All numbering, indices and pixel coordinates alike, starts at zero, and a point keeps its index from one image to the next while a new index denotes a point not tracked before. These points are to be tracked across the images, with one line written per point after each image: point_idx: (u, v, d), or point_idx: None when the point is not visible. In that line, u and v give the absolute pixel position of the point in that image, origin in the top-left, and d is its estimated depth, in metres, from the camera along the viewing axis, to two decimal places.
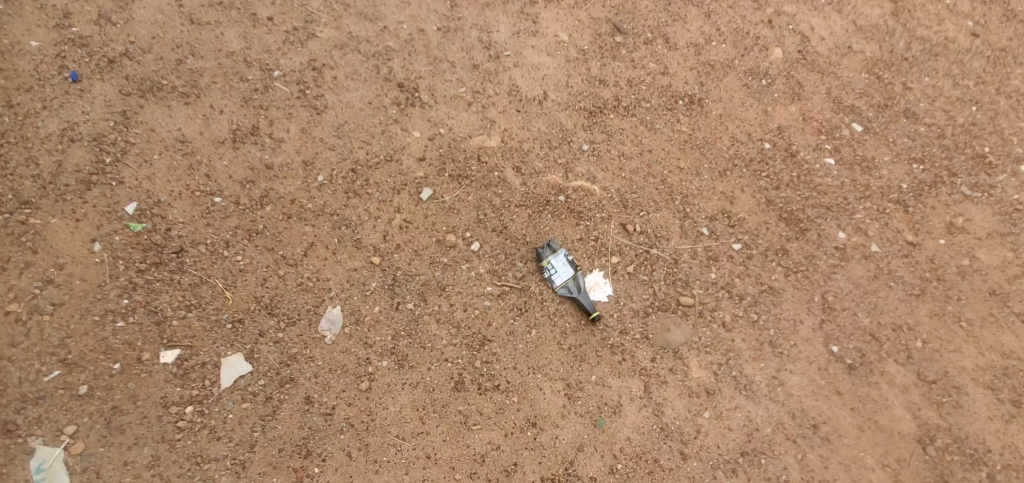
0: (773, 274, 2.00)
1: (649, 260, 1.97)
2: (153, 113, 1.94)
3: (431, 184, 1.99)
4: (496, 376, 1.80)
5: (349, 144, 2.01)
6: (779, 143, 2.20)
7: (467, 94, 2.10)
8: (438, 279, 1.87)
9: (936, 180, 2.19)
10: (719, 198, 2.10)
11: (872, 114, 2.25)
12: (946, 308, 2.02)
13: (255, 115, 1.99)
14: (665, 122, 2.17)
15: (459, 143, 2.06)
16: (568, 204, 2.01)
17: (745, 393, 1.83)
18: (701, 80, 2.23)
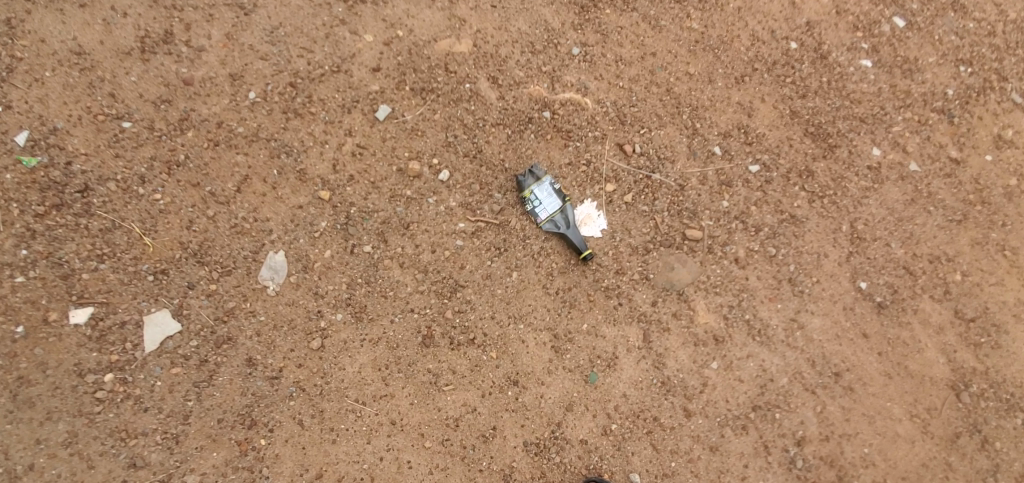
0: (796, 201, 1.70)
1: (650, 186, 1.67)
2: (37, 17, 1.54)
3: (388, 100, 1.64)
4: (471, 327, 1.55)
5: (285, 52, 1.62)
6: (807, 42, 1.83)
7: None
8: (400, 216, 1.57)
9: (985, 86, 1.85)
10: (734, 110, 1.77)
11: (917, 6, 1.86)
12: (990, 235, 1.75)
13: (166, 17, 1.59)
14: (672, 18, 1.77)
15: (421, 49, 1.67)
16: (553, 121, 1.68)
17: (759, 339, 1.59)
18: None
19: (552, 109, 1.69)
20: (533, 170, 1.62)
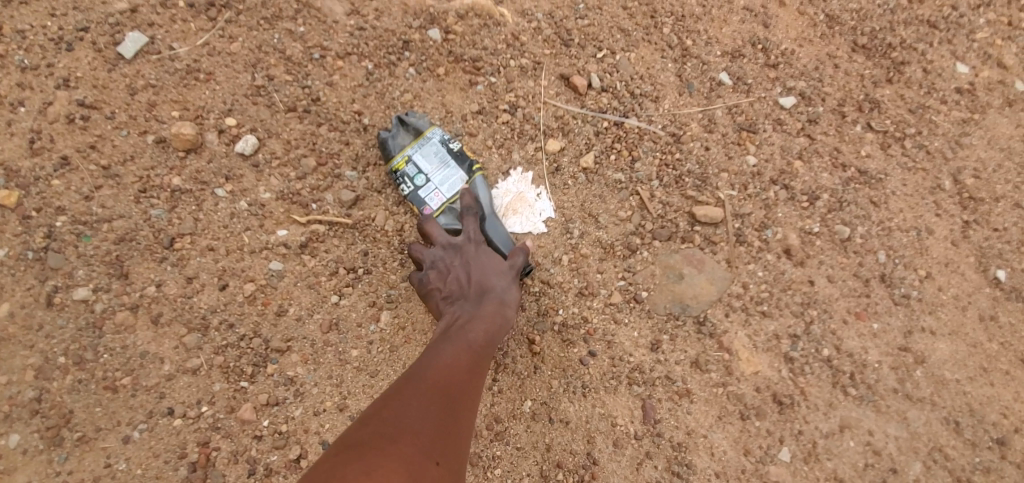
0: (861, 147, 1.03)
1: (622, 141, 0.97)
2: None
3: (143, 22, 0.91)
4: (295, 435, 0.81)
5: None
6: None
7: None
8: (156, 226, 0.82)
9: None
10: (742, 18, 1.09)
11: None
12: None
13: None
14: None
15: None
16: (447, 44, 0.97)
17: (853, 393, 0.87)
18: None
19: (444, 27, 0.97)
20: (409, 121, 0.91)
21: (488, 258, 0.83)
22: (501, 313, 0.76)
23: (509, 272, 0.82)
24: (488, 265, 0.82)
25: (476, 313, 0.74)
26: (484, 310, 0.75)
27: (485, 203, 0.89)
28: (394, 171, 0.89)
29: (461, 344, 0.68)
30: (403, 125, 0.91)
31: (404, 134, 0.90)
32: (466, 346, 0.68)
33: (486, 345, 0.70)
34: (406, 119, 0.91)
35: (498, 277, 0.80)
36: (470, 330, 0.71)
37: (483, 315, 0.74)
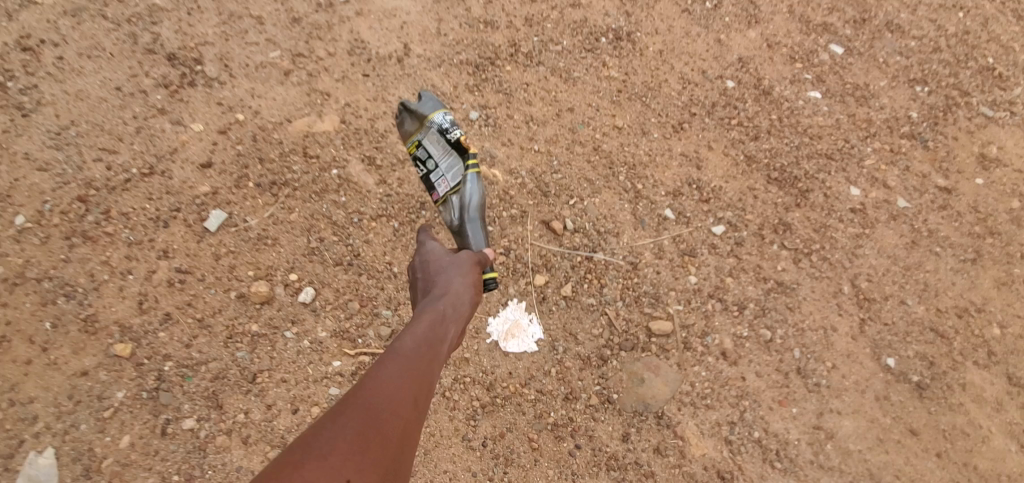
0: (778, 263, 1.33)
1: (594, 272, 1.26)
2: None
3: (224, 202, 1.20)
4: None
5: (75, 158, 1.21)
6: (744, 80, 1.62)
7: (283, 60, 1.40)
8: (242, 366, 1.08)
9: (949, 103, 1.74)
10: (679, 162, 1.44)
11: (850, 31, 1.83)
12: (1013, 272, 1.44)
13: None
14: (585, 70, 1.55)
15: (270, 133, 1.29)
16: None
17: (780, 465, 1.13)
18: (625, 9, 1.68)
19: None
20: (422, 104, 1.09)
21: (441, 257, 0.90)
22: (460, 301, 0.82)
23: (465, 264, 0.89)
24: (444, 262, 0.89)
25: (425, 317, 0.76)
26: (440, 300, 0.80)
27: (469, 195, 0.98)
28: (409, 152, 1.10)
29: (420, 330, 0.73)
30: (417, 108, 1.09)
31: (416, 117, 1.10)
32: (421, 330, 0.73)
33: (443, 330, 0.76)
34: (420, 105, 1.09)
35: (453, 270, 0.87)
36: (424, 318, 0.75)
37: (439, 305, 0.79)
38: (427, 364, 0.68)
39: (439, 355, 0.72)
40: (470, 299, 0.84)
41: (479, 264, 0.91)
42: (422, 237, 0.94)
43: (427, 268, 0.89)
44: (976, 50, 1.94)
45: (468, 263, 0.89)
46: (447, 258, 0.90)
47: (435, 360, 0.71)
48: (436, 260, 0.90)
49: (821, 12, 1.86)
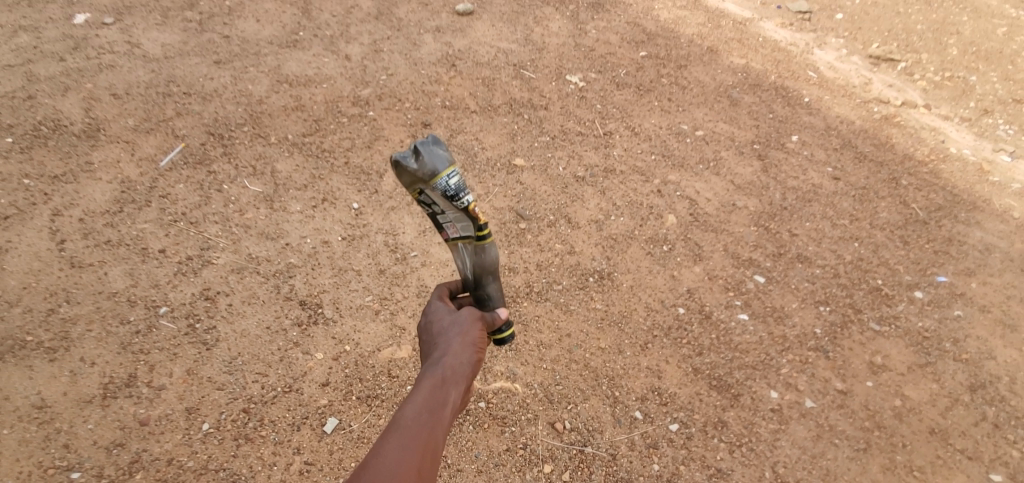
0: (718, 453, 1.91)
1: (584, 460, 1.88)
2: (8, 376, 1.80)
3: (335, 411, 1.82)
4: None
5: (241, 380, 1.85)
6: (691, 306, 2.32)
7: (374, 303, 2.11)
8: None
9: (846, 319, 2.39)
10: (645, 374, 2.09)
11: (770, 263, 2.55)
12: (896, 459, 1.97)
13: (133, 360, 1.85)
14: (578, 303, 2.29)
15: (366, 359, 1.95)
16: (488, 410, 1.98)
17: None
18: (606, 254, 2.46)
19: (486, 400, 2.00)
20: (425, 168, 1.08)
21: (442, 323, 1.14)
22: (456, 362, 1.05)
23: (460, 327, 1.11)
24: (445, 327, 1.12)
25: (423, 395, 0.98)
26: (436, 367, 1.03)
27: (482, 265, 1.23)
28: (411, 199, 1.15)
29: (417, 400, 0.96)
30: (421, 171, 1.08)
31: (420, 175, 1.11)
32: (419, 399, 0.97)
33: (439, 395, 0.99)
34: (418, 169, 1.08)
35: (449, 337, 1.09)
36: (422, 387, 0.99)
37: (434, 372, 1.02)
38: (426, 429, 0.92)
39: (439, 416, 0.96)
40: (464, 360, 1.06)
41: (479, 319, 1.15)
42: (432, 305, 1.20)
43: (434, 330, 1.14)
44: (868, 274, 2.60)
45: (464, 321, 1.13)
46: (448, 322, 1.13)
47: (433, 422, 0.94)
48: (439, 324, 1.14)
49: (748, 249, 2.59)
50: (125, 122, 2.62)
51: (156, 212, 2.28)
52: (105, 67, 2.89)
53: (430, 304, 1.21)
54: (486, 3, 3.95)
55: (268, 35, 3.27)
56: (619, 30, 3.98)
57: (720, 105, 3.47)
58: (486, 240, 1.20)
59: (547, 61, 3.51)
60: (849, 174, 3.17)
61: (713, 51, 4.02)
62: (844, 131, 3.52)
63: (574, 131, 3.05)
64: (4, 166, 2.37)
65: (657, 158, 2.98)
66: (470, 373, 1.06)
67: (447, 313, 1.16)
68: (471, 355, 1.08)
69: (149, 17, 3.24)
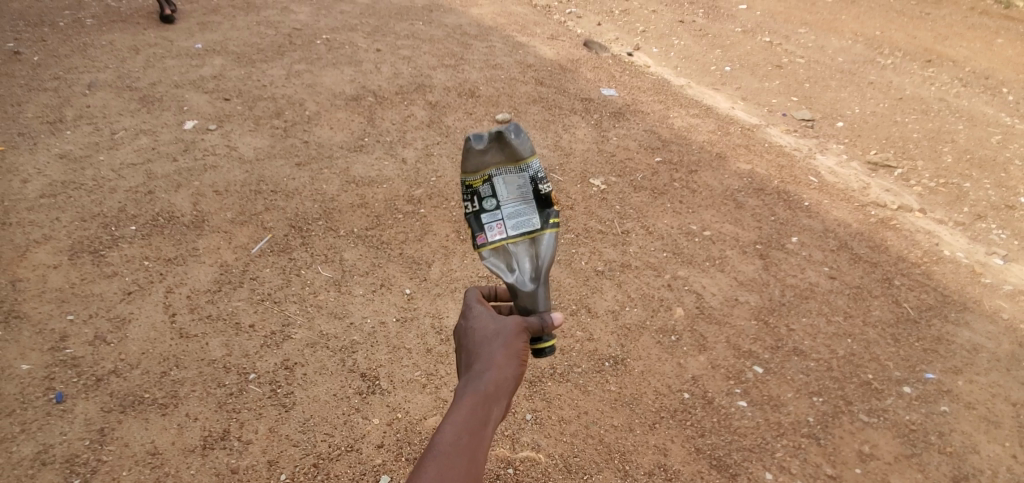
0: None
1: None
2: (128, 427, 2.22)
3: (387, 470, 2.19)
4: None
5: (313, 438, 2.25)
6: (695, 391, 2.67)
7: (422, 377, 2.50)
8: None
9: (837, 409, 2.67)
10: (652, 450, 2.43)
11: (767, 355, 2.88)
12: None
13: (227, 418, 2.28)
14: (596, 384, 2.67)
15: (414, 426, 2.33)
16: (515, 475, 2.33)
17: None
18: (620, 342, 2.86)
19: (514, 466, 2.36)
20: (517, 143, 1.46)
21: (486, 334, 1.29)
22: (499, 376, 1.20)
23: (503, 343, 1.27)
24: (489, 340, 1.28)
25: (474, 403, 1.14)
26: (482, 383, 1.17)
27: (540, 248, 1.50)
28: (480, 186, 1.47)
29: (464, 413, 1.10)
30: (512, 146, 1.45)
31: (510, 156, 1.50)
32: (465, 413, 1.11)
33: (484, 410, 1.13)
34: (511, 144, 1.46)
35: (495, 352, 1.25)
36: (468, 400, 1.13)
37: (479, 388, 1.16)
38: (473, 444, 1.07)
39: (484, 429, 1.11)
40: (505, 379, 1.21)
41: (521, 334, 1.31)
42: (476, 312, 1.36)
43: (478, 339, 1.29)
44: (859, 368, 2.88)
45: (507, 335, 1.29)
46: (492, 335, 1.29)
47: (478, 438, 1.08)
48: (483, 335, 1.29)
49: (747, 341, 2.93)
50: (225, 215, 3.19)
51: (247, 292, 2.78)
52: (209, 167, 3.52)
53: (475, 309, 1.37)
54: (522, 111, 4.50)
55: (339, 141, 3.90)
56: (637, 137, 4.37)
57: (726, 208, 3.78)
58: (551, 228, 1.51)
59: (573, 165, 4.00)
60: (846, 274, 3.41)
61: (721, 157, 4.27)
62: (842, 234, 3.70)
63: (595, 229, 3.50)
64: (129, 250, 2.93)
65: (669, 255, 3.38)
66: (508, 389, 1.21)
67: (491, 324, 1.32)
68: (511, 371, 1.23)
69: (244, 125, 3.92)
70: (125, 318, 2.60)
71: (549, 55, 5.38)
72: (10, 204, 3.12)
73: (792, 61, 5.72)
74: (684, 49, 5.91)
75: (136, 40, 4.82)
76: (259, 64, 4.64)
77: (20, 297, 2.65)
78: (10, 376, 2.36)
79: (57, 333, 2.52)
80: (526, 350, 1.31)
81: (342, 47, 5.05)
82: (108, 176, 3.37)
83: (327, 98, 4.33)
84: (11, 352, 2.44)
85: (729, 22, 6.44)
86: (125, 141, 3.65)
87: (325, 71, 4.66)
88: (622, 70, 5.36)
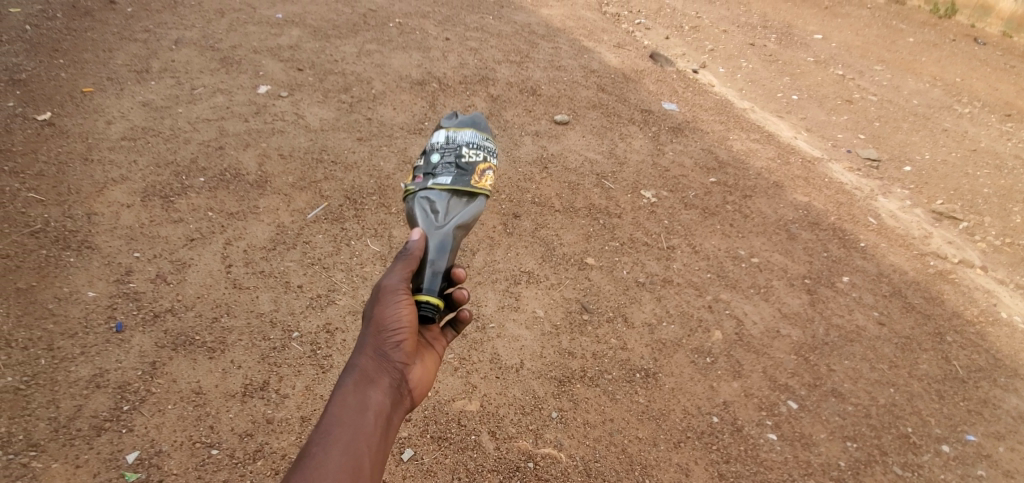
0: None
1: None
2: (177, 364, 2.35)
3: (412, 444, 2.37)
4: None
5: None
6: (724, 416, 2.63)
7: (454, 360, 2.68)
8: None
9: (871, 458, 2.58)
10: (674, 468, 2.41)
11: (804, 392, 2.80)
12: None
13: (268, 370, 2.39)
14: (624, 393, 2.66)
15: (442, 406, 2.51)
16: (535, 470, 2.35)
17: None
18: (654, 355, 2.84)
19: (535, 461, 2.38)
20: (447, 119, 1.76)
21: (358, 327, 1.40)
22: (372, 364, 1.33)
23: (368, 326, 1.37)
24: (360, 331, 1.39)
25: (353, 389, 1.27)
26: (352, 373, 1.30)
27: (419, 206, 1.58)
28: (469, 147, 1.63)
29: (335, 408, 1.23)
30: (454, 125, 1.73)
31: (450, 124, 1.71)
32: (342, 404, 1.24)
33: (358, 398, 1.26)
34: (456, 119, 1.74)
35: (363, 340, 1.36)
36: (340, 395, 1.25)
37: (350, 379, 1.29)
38: (345, 432, 1.19)
39: (364, 411, 1.25)
40: (375, 362, 1.33)
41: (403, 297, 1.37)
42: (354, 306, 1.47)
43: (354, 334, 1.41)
44: (899, 419, 2.77)
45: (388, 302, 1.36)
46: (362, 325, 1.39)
47: (353, 425, 1.21)
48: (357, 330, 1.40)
49: (784, 375, 2.86)
50: (287, 179, 3.32)
51: (299, 254, 2.88)
52: (276, 131, 3.66)
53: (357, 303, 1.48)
54: (580, 115, 4.51)
55: (400, 122, 3.99)
56: (692, 155, 4.31)
57: (777, 237, 3.69)
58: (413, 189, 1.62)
59: (626, 174, 3.98)
60: (896, 322, 3.27)
61: (778, 186, 4.16)
62: (897, 281, 3.55)
63: (641, 240, 3.47)
64: (195, 200, 3.08)
65: (712, 277, 3.32)
66: (386, 368, 1.34)
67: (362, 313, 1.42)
68: (384, 349, 1.35)
69: (313, 95, 4.06)
70: (185, 263, 2.74)
71: (613, 63, 5.36)
72: (94, 143, 3.33)
73: (864, 98, 5.53)
74: (753, 72, 5.78)
75: (222, 4, 5.04)
76: (333, 40, 4.79)
77: (93, 230, 2.83)
78: (77, 301, 2.52)
79: (122, 268, 2.68)
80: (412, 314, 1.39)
81: (413, 32, 5.16)
82: (184, 128, 3.55)
83: (393, 79, 4.44)
84: (81, 279, 2.60)
85: (802, 51, 6.26)
86: (202, 97, 3.83)
87: (393, 53, 4.77)
88: (685, 86, 5.29)
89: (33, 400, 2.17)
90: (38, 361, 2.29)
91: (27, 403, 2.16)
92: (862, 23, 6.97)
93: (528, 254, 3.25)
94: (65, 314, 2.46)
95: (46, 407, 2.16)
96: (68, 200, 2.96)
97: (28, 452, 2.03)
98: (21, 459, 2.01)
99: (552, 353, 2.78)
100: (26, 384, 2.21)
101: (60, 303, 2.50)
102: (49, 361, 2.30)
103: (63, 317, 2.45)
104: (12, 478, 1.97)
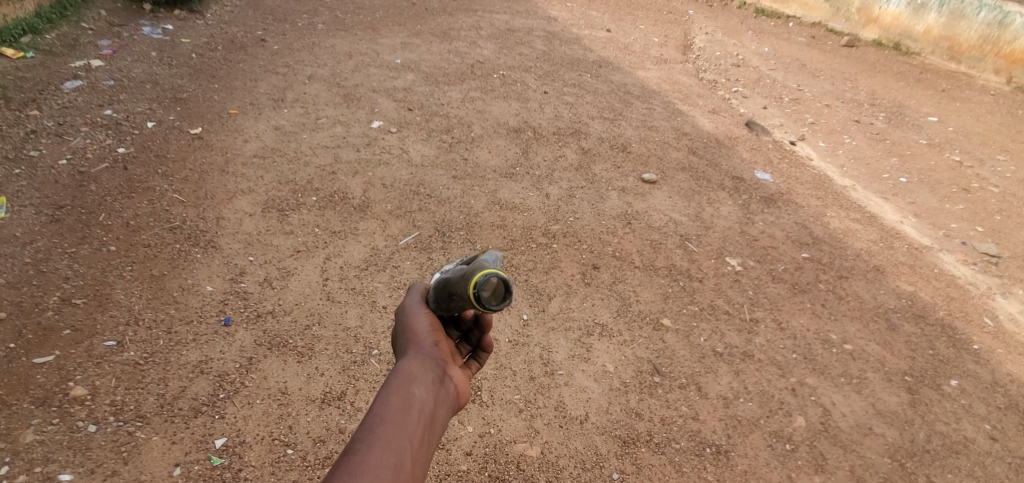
0: None
1: None
2: (271, 363, 2.56)
3: (469, 479, 2.39)
4: None
5: None
6: None
7: (520, 402, 2.69)
8: None
9: None
10: None
11: None
12: None
13: (347, 381, 2.54)
14: (691, 466, 2.55)
15: (503, 446, 2.52)
16: None
17: None
18: (727, 432, 2.70)
19: None
20: None
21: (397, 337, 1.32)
22: (411, 365, 1.22)
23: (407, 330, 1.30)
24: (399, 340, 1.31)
25: (392, 387, 1.17)
26: (395, 373, 1.20)
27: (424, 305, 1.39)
28: None
29: (378, 406, 1.12)
30: None
31: None
32: (381, 403, 1.13)
33: (401, 393, 1.15)
34: None
35: (399, 352, 1.27)
36: (383, 392, 1.16)
37: (392, 378, 1.18)
38: (390, 428, 1.08)
39: (406, 405, 1.13)
40: (418, 359, 1.23)
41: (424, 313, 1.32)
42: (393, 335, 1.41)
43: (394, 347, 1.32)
44: None
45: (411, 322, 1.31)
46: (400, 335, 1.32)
47: (399, 422, 1.10)
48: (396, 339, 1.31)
49: (874, 477, 2.62)
50: (385, 206, 3.59)
51: (387, 277, 3.07)
52: (382, 162, 3.98)
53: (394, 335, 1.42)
54: (668, 175, 4.52)
55: (493, 165, 4.21)
56: (784, 227, 4.15)
57: (875, 325, 3.43)
58: None
59: (711, 238, 3.90)
60: (1010, 439, 2.90)
61: (878, 270, 3.89)
62: (1014, 392, 3.17)
63: (721, 308, 3.36)
64: (307, 215, 3.39)
65: (799, 358, 3.13)
66: (432, 368, 1.23)
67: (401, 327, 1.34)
68: (426, 349, 1.26)
69: (418, 133, 4.40)
70: (290, 271, 3.01)
71: (707, 128, 5.36)
72: (231, 157, 3.79)
73: (984, 188, 5.11)
74: (856, 149, 5.54)
75: (351, 48, 5.63)
76: (442, 85, 5.18)
77: (219, 232, 3.18)
78: (197, 292, 2.82)
79: (238, 268, 2.98)
80: (438, 329, 1.32)
81: (515, 84, 5.48)
82: (305, 152, 3.95)
83: (491, 125, 4.71)
84: (203, 273, 2.93)
85: (914, 132, 5.94)
86: (324, 127, 4.26)
87: (494, 101, 5.07)
88: (781, 157, 5.16)
89: (147, 375, 2.43)
90: (157, 341, 2.57)
91: (142, 377, 2.42)
92: (984, 110, 6.53)
93: (603, 306, 3.24)
94: (185, 302, 2.77)
95: (157, 383, 2.41)
96: (203, 203, 3.36)
97: (135, 422, 2.26)
98: (129, 427, 2.24)
99: (619, 410, 2.72)
100: (144, 360, 2.49)
101: (183, 292, 2.81)
102: (166, 342, 2.58)
103: (184, 305, 2.75)
104: (118, 444, 2.19)
